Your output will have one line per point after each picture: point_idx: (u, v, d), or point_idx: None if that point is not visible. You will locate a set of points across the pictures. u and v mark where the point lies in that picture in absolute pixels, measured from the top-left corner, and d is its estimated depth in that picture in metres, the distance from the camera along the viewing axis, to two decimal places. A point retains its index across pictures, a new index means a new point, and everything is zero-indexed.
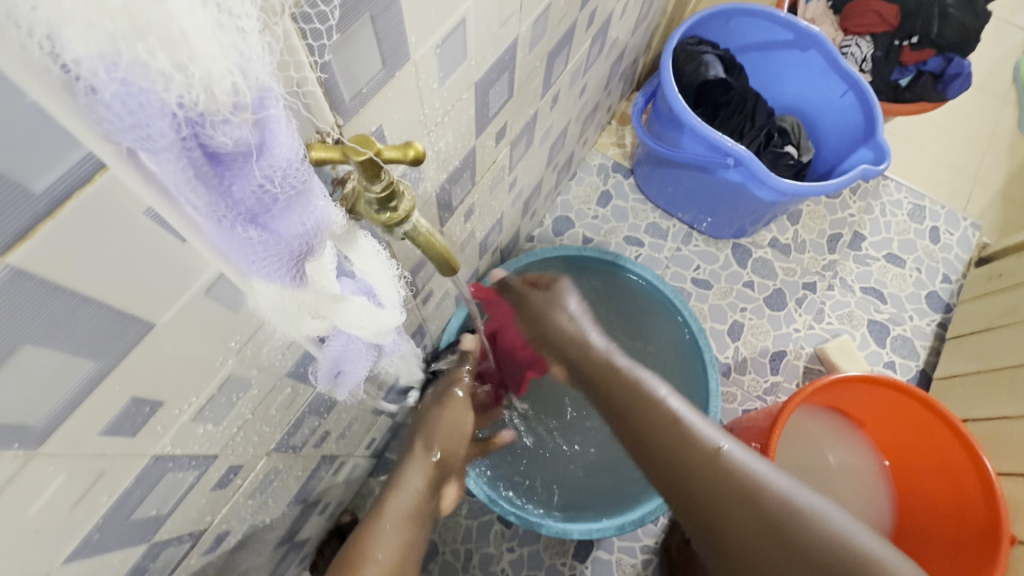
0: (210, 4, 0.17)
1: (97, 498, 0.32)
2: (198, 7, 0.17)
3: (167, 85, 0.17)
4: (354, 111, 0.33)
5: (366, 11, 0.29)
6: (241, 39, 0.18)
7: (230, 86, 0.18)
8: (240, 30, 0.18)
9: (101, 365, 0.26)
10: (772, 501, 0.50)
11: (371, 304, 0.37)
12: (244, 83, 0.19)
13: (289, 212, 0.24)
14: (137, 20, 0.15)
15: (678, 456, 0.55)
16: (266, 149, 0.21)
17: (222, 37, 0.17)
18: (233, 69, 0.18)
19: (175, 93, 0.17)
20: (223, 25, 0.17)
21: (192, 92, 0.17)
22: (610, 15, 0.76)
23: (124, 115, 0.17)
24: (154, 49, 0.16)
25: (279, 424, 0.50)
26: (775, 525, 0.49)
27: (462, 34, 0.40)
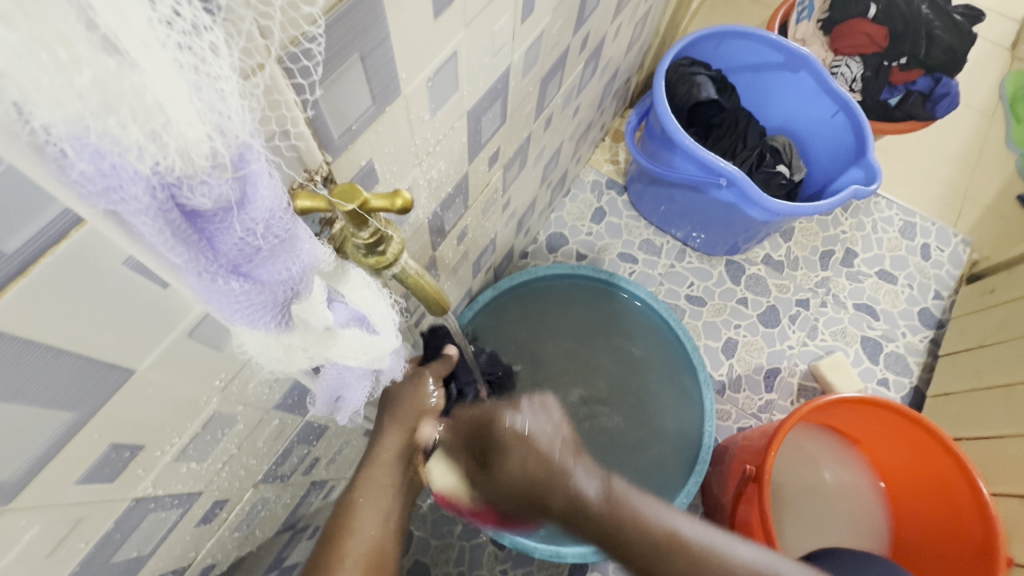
0: (188, 69, 0.16)
1: (74, 545, 0.31)
2: (173, 75, 0.16)
3: (140, 154, 0.16)
4: (343, 147, 0.33)
5: (355, 52, 0.28)
6: (221, 101, 0.18)
7: (208, 149, 0.18)
8: (219, 92, 0.18)
9: (78, 414, 0.25)
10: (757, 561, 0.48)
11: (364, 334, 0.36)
12: (222, 143, 0.18)
13: (273, 260, 0.23)
14: (109, 95, 0.15)
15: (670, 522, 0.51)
16: (247, 203, 0.20)
17: (200, 101, 0.17)
18: (211, 133, 0.18)
19: (150, 159, 0.16)
20: (200, 89, 0.17)
21: (167, 158, 0.17)
22: (603, 37, 0.76)
23: (96, 185, 0.16)
24: (127, 121, 0.15)
25: (266, 455, 0.48)
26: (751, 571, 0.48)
27: (454, 67, 0.40)
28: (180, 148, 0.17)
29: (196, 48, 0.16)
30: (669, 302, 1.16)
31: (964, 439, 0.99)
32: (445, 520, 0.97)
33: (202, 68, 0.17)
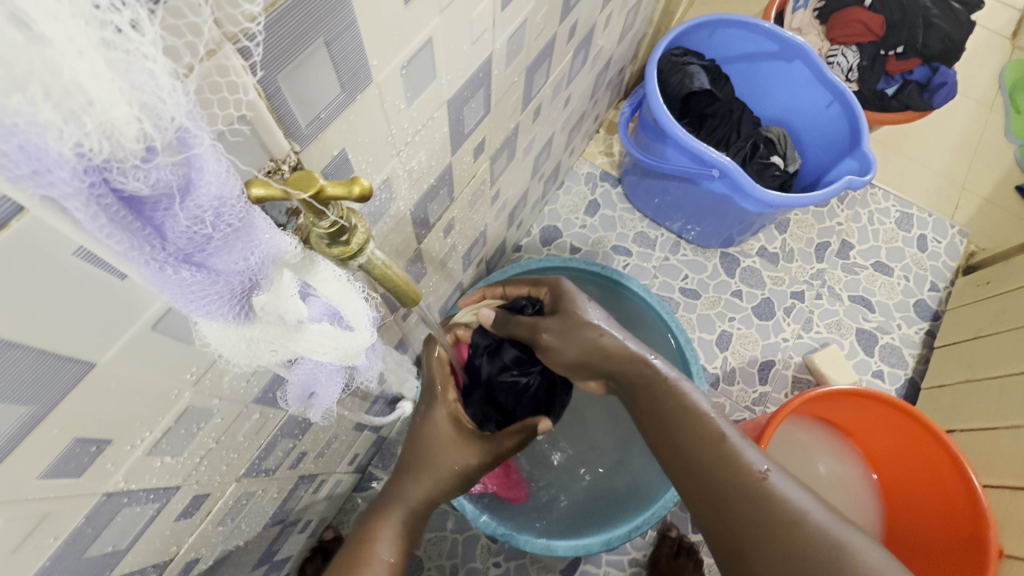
0: (108, 45, 0.16)
1: (43, 540, 0.31)
2: (90, 52, 0.15)
3: (61, 135, 0.16)
4: (312, 136, 0.32)
5: (319, 35, 0.28)
6: (150, 81, 0.17)
7: (136, 131, 0.17)
8: (149, 71, 0.17)
9: (36, 408, 0.25)
10: (809, 530, 0.45)
11: (336, 329, 0.35)
12: (154, 125, 0.18)
13: (227, 249, 0.23)
14: (15, 70, 0.14)
15: (715, 475, 0.51)
16: (191, 189, 0.20)
17: (124, 81, 0.17)
18: (139, 114, 0.17)
19: (72, 141, 0.16)
20: (126, 67, 0.16)
21: (90, 139, 0.16)
22: (593, 27, 0.75)
23: (21, 168, 0.16)
24: (39, 99, 0.15)
25: (248, 449, 0.48)
26: (796, 539, 0.45)
27: (430, 54, 0.39)
28: (106, 130, 0.17)
29: (119, 25, 0.16)
30: (663, 295, 1.15)
31: (957, 431, 0.98)
32: (438, 514, 0.97)
33: (127, 47, 0.16)
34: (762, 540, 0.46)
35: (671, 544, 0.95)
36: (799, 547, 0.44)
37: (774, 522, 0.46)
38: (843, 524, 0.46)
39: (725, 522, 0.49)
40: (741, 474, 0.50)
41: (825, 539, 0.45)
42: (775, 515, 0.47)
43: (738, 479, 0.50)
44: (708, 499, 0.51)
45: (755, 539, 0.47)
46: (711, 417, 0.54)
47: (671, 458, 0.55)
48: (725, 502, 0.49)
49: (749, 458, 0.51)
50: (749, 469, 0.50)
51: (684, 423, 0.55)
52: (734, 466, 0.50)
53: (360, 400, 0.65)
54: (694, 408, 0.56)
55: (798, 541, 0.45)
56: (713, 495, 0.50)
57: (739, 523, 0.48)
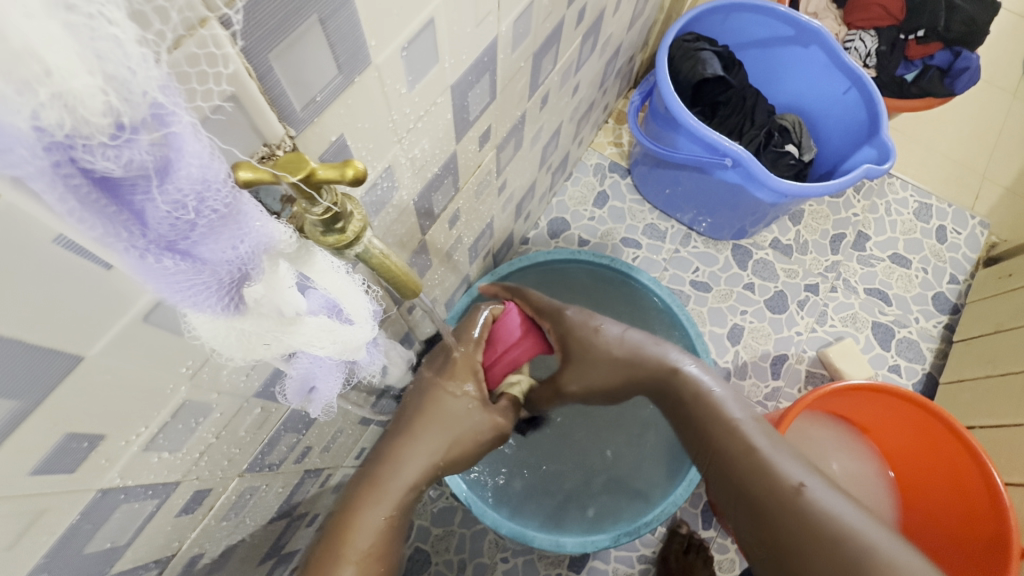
0: (69, 9, 0.15)
1: (38, 537, 0.30)
2: (45, 17, 0.14)
3: (17, 107, 0.15)
4: (307, 120, 0.30)
5: (313, 13, 0.26)
6: (116, 49, 0.16)
7: (102, 105, 0.16)
8: (115, 38, 0.16)
9: (23, 404, 0.24)
10: (846, 540, 0.48)
11: (337, 323, 0.34)
12: (123, 99, 0.17)
13: (213, 236, 0.22)
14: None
15: (752, 484, 0.54)
16: (169, 170, 0.19)
17: (88, 49, 0.15)
18: (105, 86, 0.16)
19: (29, 113, 0.15)
20: (90, 33, 0.15)
21: (50, 110, 0.15)
22: (602, 11, 0.73)
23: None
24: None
25: (250, 445, 0.47)
26: (830, 545, 0.48)
27: (432, 35, 0.37)
28: (67, 103, 0.15)
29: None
30: (673, 288, 1.13)
31: (977, 428, 0.96)
32: (445, 508, 0.97)
33: (89, 11, 0.15)
34: (803, 550, 0.49)
35: (681, 540, 0.93)
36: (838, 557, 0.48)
37: (812, 534, 0.49)
38: (870, 521, 0.49)
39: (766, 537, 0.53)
40: (774, 484, 0.53)
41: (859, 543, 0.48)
42: (809, 526, 0.50)
43: (772, 496, 0.52)
44: (749, 508, 0.54)
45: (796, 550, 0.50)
46: (745, 427, 0.57)
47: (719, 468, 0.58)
48: (765, 513, 0.53)
49: (782, 470, 0.53)
50: (786, 483, 0.52)
51: (722, 437, 0.57)
52: (771, 477, 0.53)
53: (364, 395, 0.64)
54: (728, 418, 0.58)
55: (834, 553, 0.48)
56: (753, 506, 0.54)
57: (776, 532, 0.52)
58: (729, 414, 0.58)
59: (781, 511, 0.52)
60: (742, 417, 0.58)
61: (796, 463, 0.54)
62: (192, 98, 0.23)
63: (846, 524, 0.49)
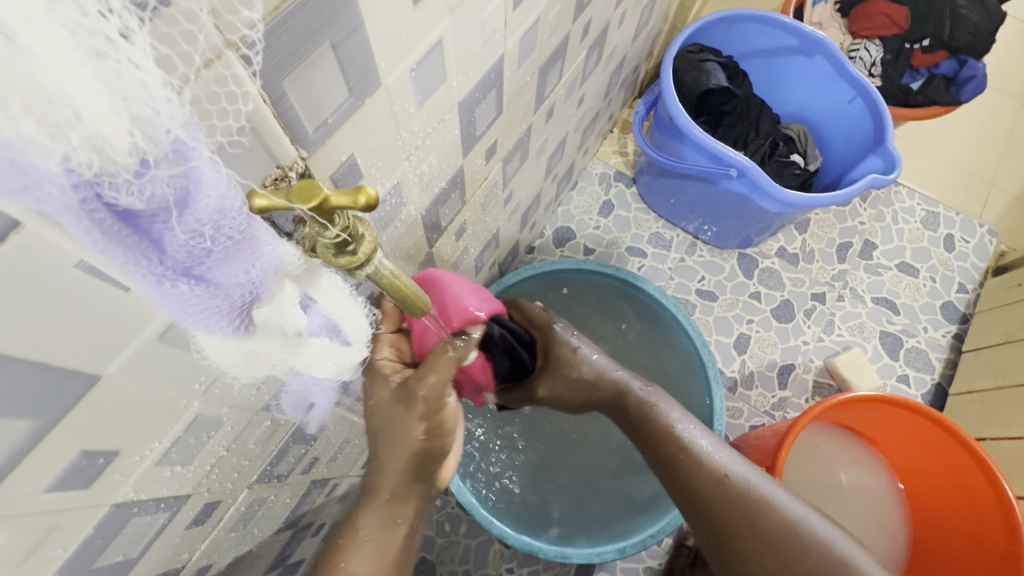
0: (99, 56, 0.16)
1: (50, 551, 0.31)
2: (77, 64, 0.15)
3: (50, 151, 0.16)
4: (319, 142, 0.31)
5: (325, 39, 0.27)
6: (141, 91, 0.17)
7: (128, 145, 0.17)
8: (141, 81, 0.17)
9: (41, 422, 0.25)
10: (774, 521, 0.53)
11: (334, 342, 0.36)
12: (146, 137, 0.18)
13: (226, 260, 0.23)
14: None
15: (688, 480, 0.57)
16: (188, 202, 0.20)
17: (115, 92, 0.17)
18: (131, 126, 0.17)
19: (62, 156, 0.16)
20: (117, 77, 0.16)
21: (80, 152, 0.16)
22: (607, 24, 0.73)
23: (11, 185, 0.16)
24: (21, 114, 0.15)
25: (259, 457, 0.48)
26: (762, 528, 0.53)
27: (440, 56, 0.38)
28: (96, 144, 0.17)
29: (109, 35, 0.16)
30: (678, 297, 1.13)
31: (986, 439, 0.95)
32: (450, 517, 0.96)
33: (118, 57, 0.16)
34: (739, 536, 0.54)
35: (687, 553, 0.92)
36: (769, 538, 0.53)
37: (747, 520, 0.54)
38: (793, 501, 0.55)
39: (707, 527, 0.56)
40: (708, 476, 0.56)
41: (786, 523, 0.53)
42: (742, 514, 0.54)
43: (708, 488, 0.56)
44: (687, 501, 0.57)
45: (734, 537, 0.54)
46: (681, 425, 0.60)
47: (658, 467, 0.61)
48: (703, 506, 0.56)
49: (713, 463, 0.57)
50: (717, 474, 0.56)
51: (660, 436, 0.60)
52: (704, 469, 0.57)
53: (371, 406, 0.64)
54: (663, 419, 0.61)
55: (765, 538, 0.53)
56: (691, 498, 0.57)
57: (721, 525, 0.55)
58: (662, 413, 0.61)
59: (717, 503, 0.55)
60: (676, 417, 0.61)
61: (729, 455, 0.58)
62: (212, 134, 0.24)
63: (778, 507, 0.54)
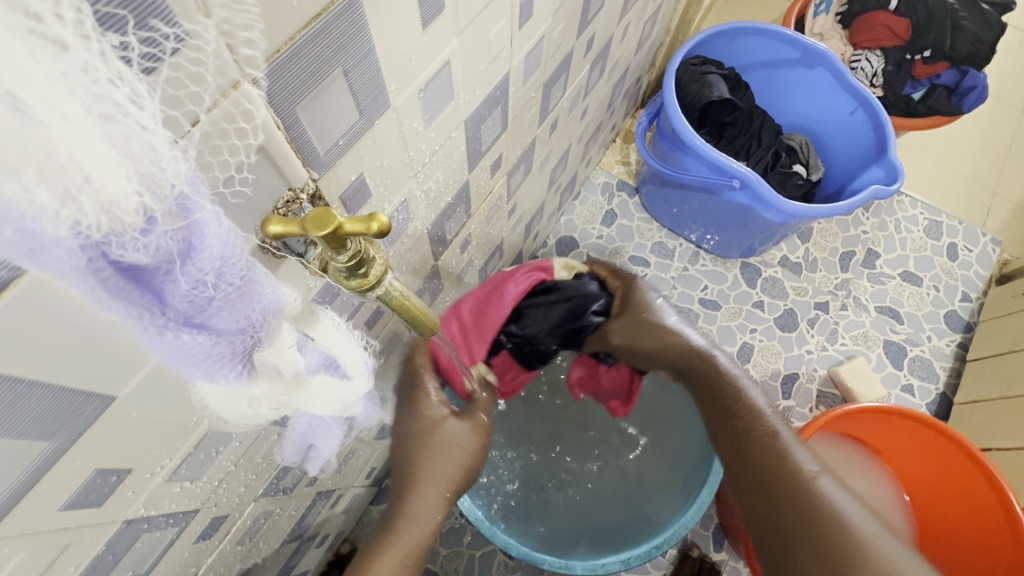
0: (106, 120, 0.17)
1: (62, 569, 0.31)
2: (88, 130, 0.16)
3: (58, 218, 0.16)
4: (329, 163, 0.31)
5: (337, 66, 0.27)
6: (150, 153, 0.18)
7: (135, 205, 0.18)
8: (149, 143, 0.18)
9: (58, 443, 0.25)
10: (830, 517, 0.56)
11: (334, 377, 0.36)
12: (153, 196, 0.19)
13: (229, 309, 0.24)
14: (11, 158, 0.15)
15: (765, 463, 0.62)
16: (192, 252, 0.21)
17: (124, 154, 0.18)
18: (139, 186, 0.18)
19: (70, 221, 0.17)
20: (126, 138, 0.18)
21: (87, 216, 0.17)
22: (610, 39, 0.74)
23: (18, 247, 0.17)
24: (34, 184, 0.16)
25: (266, 471, 0.48)
26: (818, 517, 0.57)
27: (448, 76, 0.38)
28: (105, 206, 0.17)
29: (119, 100, 0.17)
30: (682, 306, 1.13)
31: (992, 450, 0.94)
32: (455, 528, 0.96)
33: (127, 120, 0.17)
34: (793, 519, 0.58)
35: (692, 564, 0.92)
36: (821, 529, 0.56)
37: (806, 509, 0.57)
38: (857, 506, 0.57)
39: (768, 506, 0.61)
40: (786, 462, 0.61)
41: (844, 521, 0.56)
42: (802, 502, 0.58)
43: (782, 472, 0.60)
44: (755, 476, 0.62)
45: (789, 519, 0.58)
46: (773, 417, 0.64)
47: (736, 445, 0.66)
48: (769, 483, 0.61)
49: (797, 456, 0.61)
50: (796, 463, 0.60)
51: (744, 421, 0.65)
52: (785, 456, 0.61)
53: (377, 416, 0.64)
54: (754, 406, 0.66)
55: (816, 525, 0.56)
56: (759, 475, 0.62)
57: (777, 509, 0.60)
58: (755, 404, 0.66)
59: (783, 485, 0.60)
60: (771, 409, 0.65)
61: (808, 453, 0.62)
62: (215, 173, 0.25)
63: (840, 508, 0.57)
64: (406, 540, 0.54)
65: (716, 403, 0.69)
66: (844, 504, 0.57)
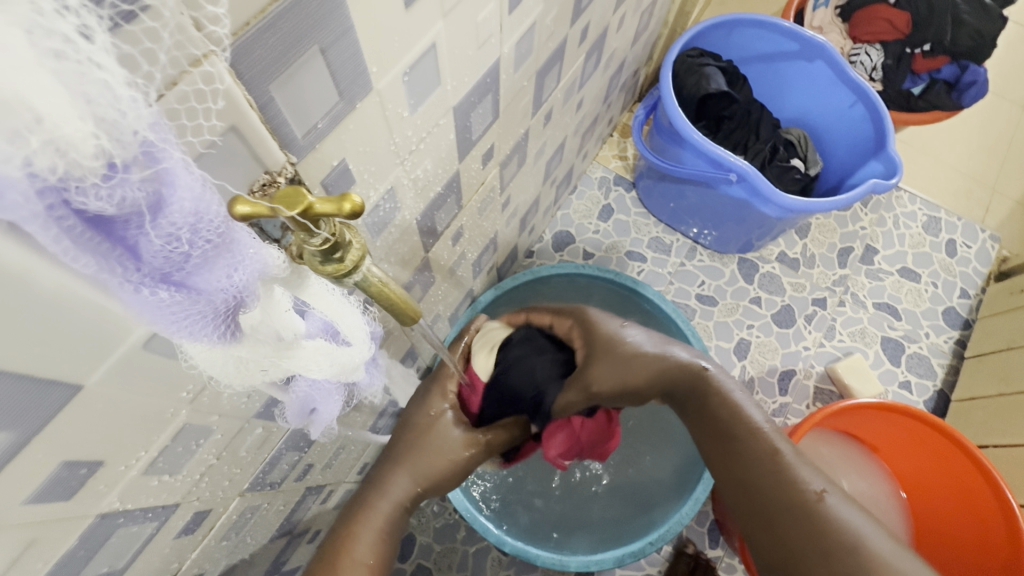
0: (57, 57, 0.15)
1: (32, 564, 0.30)
2: (34, 65, 0.15)
3: (9, 156, 0.15)
4: (309, 147, 0.30)
5: (314, 43, 0.26)
6: (106, 94, 0.17)
7: (94, 148, 0.17)
8: (104, 82, 0.17)
9: (19, 434, 0.24)
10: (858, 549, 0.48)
11: (334, 344, 0.35)
12: (114, 141, 0.17)
13: (208, 266, 0.23)
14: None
15: (771, 491, 0.53)
16: (162, 206, 0.20)
17: (77, 95, 0.16)
18: (96, 129, 0.17)
19: (23, 161, 0.15)
20: (78, 78, 0.16)
21: (43, 156, 0.16)
22: (606, 28, 0.73)
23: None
24: None
25: (251, 465, 0.47)
26: (837, 551, 0.48)
27: (433, 59, 0.37)
28: (59, 149, 0.16)
29: (68, 35, 0.15)
30: (678, 302, 1.12)
31: (990, 447, 0.94)
32: (448, 524, 0.96)
33: (78, 57, 0.15)
34: (813, 561, 0.49)
35: (687, 561, 0.92)
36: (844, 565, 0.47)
37: (822, 539, 0.49)
38: (877, 530, 0.49)
39: (779, 545, 0.52)
40: (795, 489, 0.52)
41: (869, 552, 0.47)
42: (821, 536, 0.49)
43: (791, 503, 0.52)
44: (762, 514, 0.54)
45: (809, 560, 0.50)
46: (769, 433, 0.55)
47: (731, 473, 0.56)
48: (782, 522, 0.52)
49: (803, 478, 0.53)
50: (808, 492, 0.52)
51: (740, 440, 0.55)
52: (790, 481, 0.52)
53: (367, 410, 0.64)
54: (750, 422, 0.56)
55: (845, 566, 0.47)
56: (767, 512, 0.53)
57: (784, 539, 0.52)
58: (749, 418, 0.56)
59: (797, 518, 0.51)
60: (766, 424, 0.56)
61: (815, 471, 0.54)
62: (184, 135, 0.23)
63: (862, 534, 0.49)
64: (382, 513, 0.50)
65: (708, 423, 0.58)
66: (865, 529, 0.49)
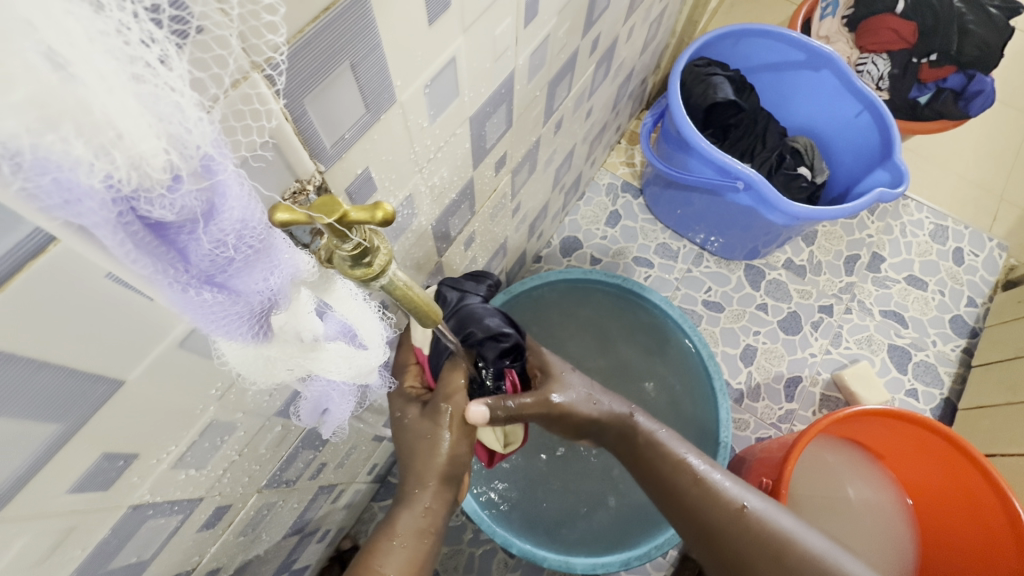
0: (137, 80, 0.17)
1: (69, 551, 0.32)
2: (120, 89, 0.16)
3: (92, 169, 0.17)
4: (336, 156, 0.32)
5: (345, 59, 0.28)
6: (177, 112, 0.18)
7: (163, 162, 0.18)
8: (176, 103, 0.18)
9: (66, 426, 0.26)
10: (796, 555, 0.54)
11: (352, 348, 0.36)
12: (181, 155, 0.19)
13: (248, 270, 0.24)
14: (50, 110, 0.15)
15: (708, 514, 0.56)
16: (214, 214, 0.21)
17: (152, 113, 0.18)
18: (167, 145, 0.18)
19: (103, 174, 0.17)
20: (153, 98, 0.17)
21: (119, 170, 0.17)
22: (616, 38, 0.75)
23: (53, 201, 0.17)
24: (71, 136, 0.16)
25: (269, 462, 0.48)
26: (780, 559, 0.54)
27: (453, 72, 0.39)
28: (134, 162, 0.17)
29: (149, 61, 0.17)
30: (685, 308, 1.13)
31: (997, 456, 0.94)
32: (454, 526, 0.97)
33: (156, 81, 0.17)
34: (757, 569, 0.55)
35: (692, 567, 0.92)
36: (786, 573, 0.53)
37: (764, 552, 0.54)
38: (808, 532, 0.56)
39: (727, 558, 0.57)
40: (725, 510, 0.56)
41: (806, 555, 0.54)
42: (765, 547, 0.54)
43: (730, 523, 0.56)
44: (704, 534, 0.57)
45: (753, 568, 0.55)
46: (691, 459, 0.58)
47: (667, 502, 0.59)
48: (723, 539, 0.56)
49: (728, 496, 0.57)
50: (736, 506, 0.56)
51: (666, 472, 0.58)
52: (720, 503, 0.56)
53: (378, 411, 0.65)
54: (672, 454, 0.59)
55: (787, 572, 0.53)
56: (709, 532, 0.57)
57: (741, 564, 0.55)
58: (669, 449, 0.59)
59: (739, 534, 0.55)
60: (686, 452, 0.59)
61: (746, 488, 0.58)
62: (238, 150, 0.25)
63: (798, 540, 0.55)
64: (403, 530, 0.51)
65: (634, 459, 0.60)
66: (799, 534, 0.55)
